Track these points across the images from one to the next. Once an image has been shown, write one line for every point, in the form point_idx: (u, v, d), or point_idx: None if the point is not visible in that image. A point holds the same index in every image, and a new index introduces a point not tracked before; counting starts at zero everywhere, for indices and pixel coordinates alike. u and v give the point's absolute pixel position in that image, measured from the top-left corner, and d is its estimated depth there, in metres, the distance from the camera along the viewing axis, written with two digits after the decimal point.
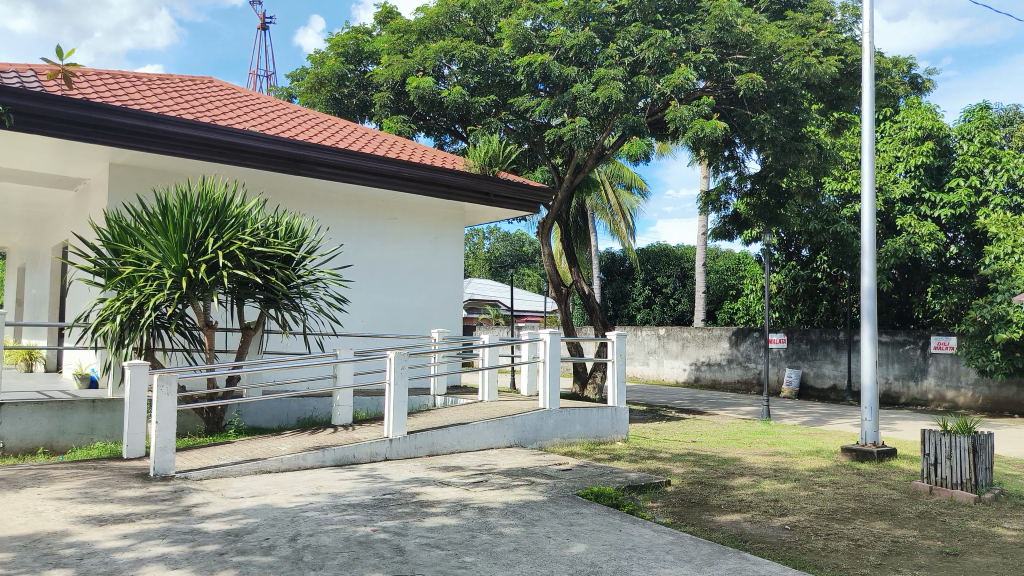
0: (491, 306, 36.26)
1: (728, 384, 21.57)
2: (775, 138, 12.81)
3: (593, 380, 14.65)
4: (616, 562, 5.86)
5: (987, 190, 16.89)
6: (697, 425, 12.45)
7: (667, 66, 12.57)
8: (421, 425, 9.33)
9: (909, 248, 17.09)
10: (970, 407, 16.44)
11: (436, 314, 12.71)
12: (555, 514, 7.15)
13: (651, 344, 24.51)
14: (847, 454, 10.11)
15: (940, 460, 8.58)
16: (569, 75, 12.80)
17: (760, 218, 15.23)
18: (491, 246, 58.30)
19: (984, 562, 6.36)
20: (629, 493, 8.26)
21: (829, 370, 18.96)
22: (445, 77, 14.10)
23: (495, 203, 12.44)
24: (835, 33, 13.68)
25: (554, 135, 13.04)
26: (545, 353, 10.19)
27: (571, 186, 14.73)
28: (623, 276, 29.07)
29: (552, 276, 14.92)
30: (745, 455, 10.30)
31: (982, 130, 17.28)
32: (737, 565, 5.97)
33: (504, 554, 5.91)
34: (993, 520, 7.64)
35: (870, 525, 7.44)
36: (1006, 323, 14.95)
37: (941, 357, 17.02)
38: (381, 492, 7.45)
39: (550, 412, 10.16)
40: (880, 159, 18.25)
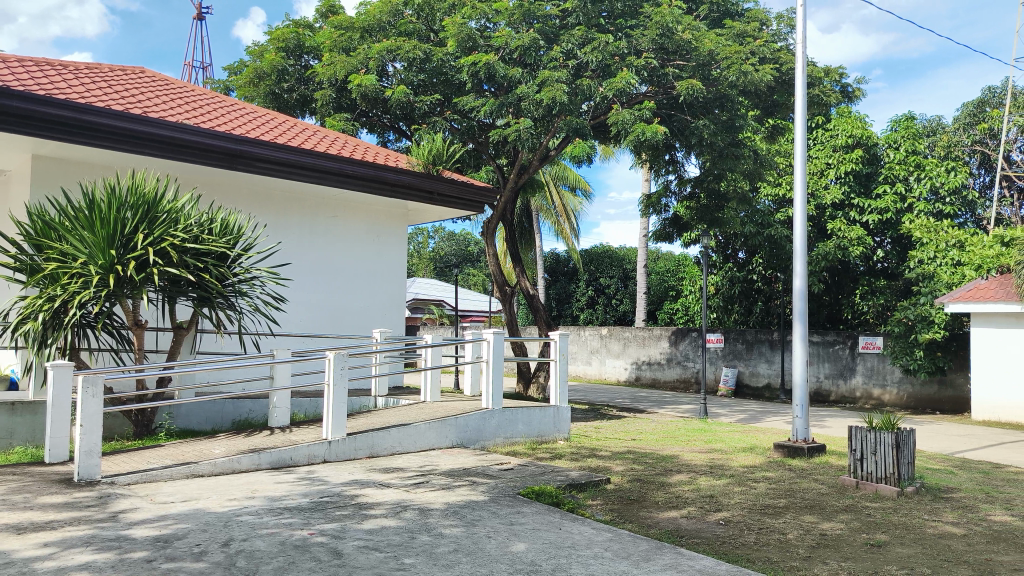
0: (435, 305, 36.10)
1: (667, 383, 21.98)
2: (714, 142, 13.07)
3: (537, 380, 14.75)
4: (555, 560, 5.88)
5: (912, 197, 17.69)
6: (637, 423, 12.64)
7: (610, 69, 12.75)
8: (361, 426, 9.20)
9: (839, 251, 17.69)
10: (895, 404, 17.10)
11: (378, 314, 12.57)
12: (496, 514, 7.14)
13: (593, 343, 24.77)
14: (780, 451, 10.39)
15: (865, 455, 8.88)
16: (513, 76, 12.81)
17: (701, 220, 15.54)
18: (435, 246, 57.93)
19: (906, 553, 6.62)
20: (569, 492, 8.31)
21: (764, 368, 19.51)
22: (389, 74, 13.99)
23: (438, 202, 12.35)
24: (771, 42, 14.11)
25: (498, 136, 13.01)
26: (488, 353, 10.17)
27: (516, 186, 14.76)
28: (567, 277, 29.36)
29: (497, 275, 14.85)
30: (683, 453, 10.49)
31: (908, 139, 18.08)
32: (673, 560, 6.05)
33: (444, 555, 5.86)
34: (915, 512, 7.96)
35: (800, 519, 7.66)
36: (928, 323, 15.73)
37: (868, 357, 17.67)
38: (319, 495, 7.30)
39: (493, 412, 10.14)
40: (813, 165, 18.79)
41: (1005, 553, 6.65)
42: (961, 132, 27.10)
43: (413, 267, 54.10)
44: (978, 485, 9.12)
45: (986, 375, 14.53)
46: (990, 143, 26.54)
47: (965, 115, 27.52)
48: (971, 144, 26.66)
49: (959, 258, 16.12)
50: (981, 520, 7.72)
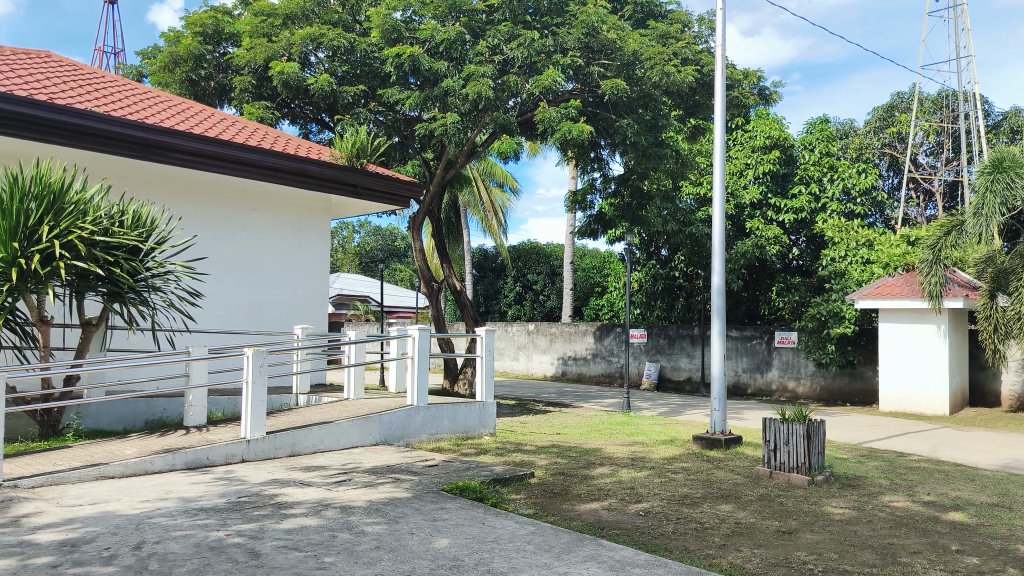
0: (361, 301, 35.65)
1: (591, 377, 22.29)
2: (638, 142, 13.27)
3: (463, 375, 14.77)
4: (478, 555, 5.90)
5: (825, 197, 18.39)
6: (562, 417, 12.78)
7: (536, 67, 12.85)
8: (281, 425, 9.01)
9: (756, 250, 18.25)
10: (809, 396, 17.75)
11: (299, 309, 12.34)
12: (419, 510, 7.11)
13: (520, 339, 24.88)
14: (698, 443, 10.67)
15: (778, 445, 9.19)
16: (439, 70, 12.73)
17: (624, 218, 15.81)
18: (361, 240, 57.05)
19: (815, 540, 6.89)
20: (493, 486, 8.34)
21: (685, 363, 19.99)
22: (311, 64, 13.74)
23: (363, 196, 12.18)
24: (693, 44, 14.46)
25: (424, 130, 12.91)
26: (413, 349, 10.12)
27: (443, 182, 14.68)
28: (495, 273, 29.54)
29: (423, 271, 14.72)
30: (605, 446, 10.66)
31: (822, 141, 18.80)
32: (593, 552, 6.14)
33: (365, 553, 5.80)
34: (824, 500, 8.31)
35: (716, 509, 7.89)
36: (839, 318, 16.42)
37: (783, 351, 18.30)
38: (236, 495, 7.13)
39: (418, 408, 10.09)
40: (732, 165, 19.20)
41: (906, 537, 6.99)
42: (872, 135, 28.23)
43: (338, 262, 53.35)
44: (883, 473, 9.57)
45: (892, 369, 15.24)
46: (898, 146, 27.82)
47: (875, 119, 28.64)
48: (881, 147, 27.87)
49: (869, 257, 16.91)
50: (885, 506, 8.11)
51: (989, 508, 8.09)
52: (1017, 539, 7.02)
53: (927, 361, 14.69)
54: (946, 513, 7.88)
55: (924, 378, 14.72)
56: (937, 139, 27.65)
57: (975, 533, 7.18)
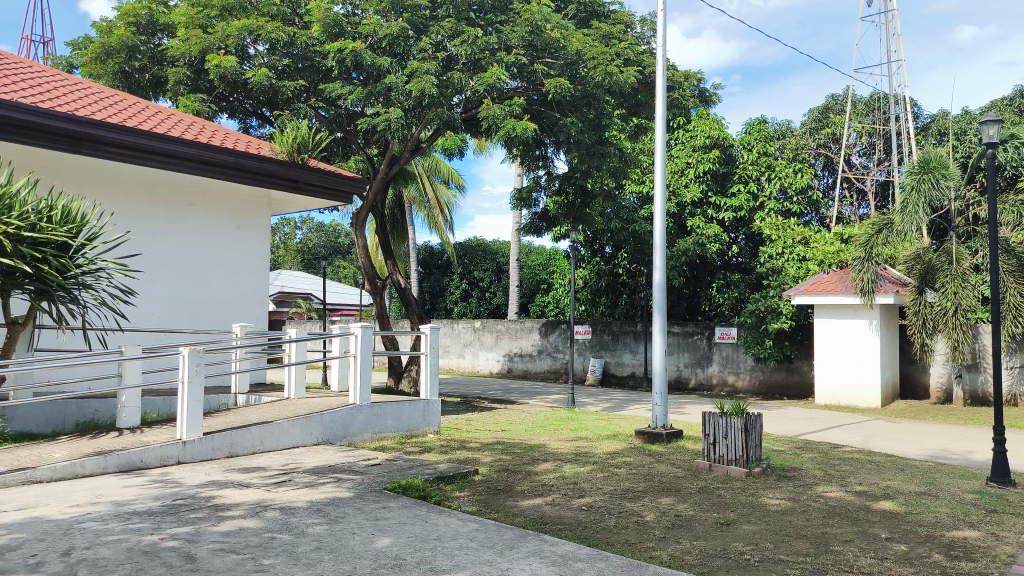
0: (302, 299, 35.11)
1: (537, 374, 22.41)
2: (581, 140, 13.40)
3: (408, 373, 14.67)
4: (420, 553, 5.88)
5: (763, 196, 18.87)
6: (507, 414, 12.82)
7: (480, 64, 12.88)
8: (219, 426, 8.83)
9: (697, 248, 18.54)
10: (747, 390, 18.19)
11: (239, 306, 12.13)
12: (361, 510, 7.04)
13: (466, 336, 24.85)
14: (640, 437, 10.84)
15: (717, 439, 9.38)
16: (381, 66, 12.65)
17: (568, 216, 15.96)
18: (304, 237, 56.08)
19: (751, 530, 7.06)
20: (437, 484, 8.32)
21: (628, 358, 20.27)
22: (250, 57, 13.47)
23: (304, 191, 12.02)
24: (635, 45, 14.65)
25: (366, 125, 12.77)
26: (356, 347, 10.03)
27: (386, 178, 14.56)
28: (441, 271, 29.48)
29: (367, 268, 14.59)
30: (549, 442, 10.74)
31: (760, 141, 19.28)
32: (536, 547, 6.18)
33: (305, 554, 5.72)
34: (761, 491, 8.52)
35: (657, 502, 8.02)
36: (776, 314, 16.86)
37: (723, 346, 18.68)
38: (172, 498, 6.95)
39: (360, 407, 10.00)
40: (674, 164, 19.43)
41: (838, 526, 7.22)
42: (808, 136, 29.02)
43: (280, 260, 52.44)
44: (817, 464, 9.86)
45: (827, 364, 15.72)
46: (833, 147, 28.65)
47: (811, 120, 29.39)
48: (816, 148, 28.71)
49: (805, 254, 17.44)
50: (819, 496, 8.35)
51: (917, 496, 8.40)
52: (943, 525, 7.31)
53: (860, 355, 15.19)
54: (877, 502, 8.16)
55: (857, 372, 15.22)
56: (869, 140, 28.60)
57: (903, 521, 7.45)
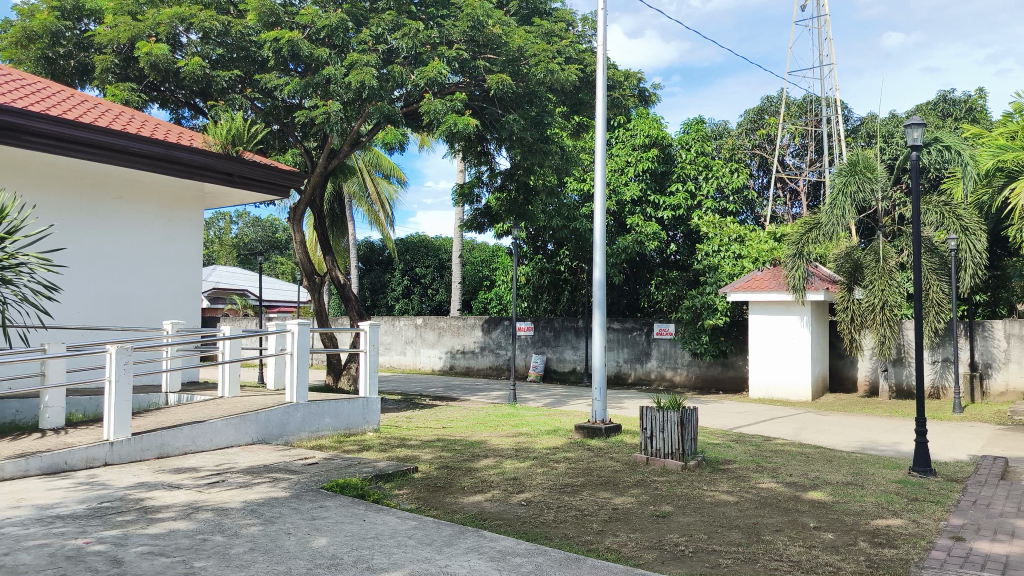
0: (239, 295, 34.43)
1: (479, 370, 22.46)
2: (523, 138, 13.42)
3: (347, 371, 14.50)
4: (357, 552, 5.81)
5: (701, 196, 19.22)
6: (448, 411, 12.79)
7: (421, 58, 12.78)
8: (149, 426, 8.57)
9: (636, 245, 18.82)
10: (685, 385, 18.56)
11: (169, 303, 11.79)
12: (297, 510, 6.92)
13: (407, 333, 24.68)
14: (580, 432, 10.95)
15: (654, 433, 9.54)
16: (320, 57, 12.44)
17: (510, 213, 16.00)
18: (239, 231, 54.81)
19: (687, 522, 7.20)
20: (376, 482, 8.24)
21: (570, 354, 20.47)
22: (182, 45, 13.11)
23: (239, 184, 11.77)
24: (576, 43, 14.79)
25: (305, 118, 12.54)
26: (293, 345, 9.86)
27: (325, 172, 14.33)
28: (382, 267, 29.24)
29: (305, 263, 14.35)
30: (490, 438, 10.75)
31: (698, 141, 19.57)
32: (475, 543, 6.18)
33: (238, 556, 5.59)
34: (697, 483, 8.69)
35: (596, 496, 8.11)
36: (712, 310, 17.24)
37: (661, 342, 18.99)
38: (98, 501, 6.72)
39: (297, 406, 9.85)
40: (614, 163, 19.62)
41: (770, 516, 7.42)
42: (744, 136, 29.75)
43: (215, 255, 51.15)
44: (750, 456, 10.11)
45: (762, 359, 16.14)
46: (768, 147, 29.41)
47: (747, 121, 30.13)
48: (751, 148, 29.46)
49: (740, 252, 17.86)
50: (753, 488, 8.56)
51: (844, 486, 8.70)
52: (868, 514, 7.58)
53: (792, 350, 15.64)
54: (806, 493, 8.41)
55: (789, 366, 15.67)
56: (802, 142, 29.46)
57: (831, 510, 7.70)
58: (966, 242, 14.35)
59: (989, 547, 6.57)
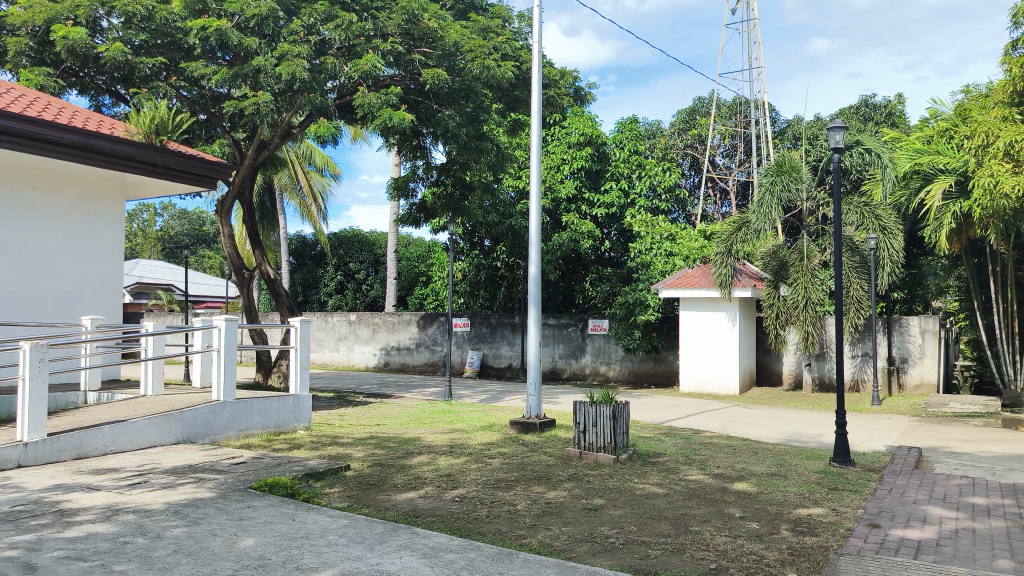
0: (163, 289, 33.35)
1: (415, 367, 22.36)
2: (458, 134, 13.34)
3: (278, 368, 14.25)
4: (286, 552, 5.71)
5: (634, 194, 19.50)
6: (381, 408, 12.68)
7: (355, 50, 12.64)
8: (66, 426, 8.21)
9: (571, 243, 19.03)
10: (618, 380, 18.88)
11: (88, 298, 11.34)
12: (224, 510, 6.75)
13: (340, 330, 24.33)
14: (515, 427, 11.01)
15: (587, 427, 9.66)
16: (248, 46, 12.16)
17: (447, 208, 15.93)
18: (165, 224, 53.03)
19: (618, 514, 7.31)
20: (306, 481, 8.10)
21: (505, 350, 20.59)
22: (102, 30, 12.62)
23: (163, 175, 11.41)
24: (512, 40, 14.82)
25: (233, 108, 12.22)
26: (220, 341, 9.61)
27: (255, 163, 14.00)
28: (315, 261, 28.79)
29: (234, 258, 13.99)
30: (424, 435, 10.70)
31: (631, 140, 19.84)
32: (407, 540, 6.14)
33: (160, 558, 5.42)
34: (628, 476, 8.84)
35: (529, 490, 8.16)
36: (644, 307, 17.58)
37: (596, 338, 19.25)
38: (10, 505, 6.41)
39: (225, 404, 9.60)
40: (549, 160, 19.72)
41: (697, 507, 7.60)
42: (676, 136, 30.39)
43: (138, 248, 49.36)
44: (680, 449, 10.34)
45: (692, 355, 16.51)
46: (698, 147, 30.09)
47: (679, 121, 30.74)
48: (684, 148, 30.12)
49: (671, 249, 18.19)
50: (682, 480, 8.76)
51: (769, 477, 8.99)
52: (790, 503, 7.84)
53: (720, 345, 16.06)
54: (733, 484, 8.65)
55: (718, 361, 16.08)
56: (731, 143, 30.26)
57: (755, 500, 7.94)
58: (884, 241, 14.97)
59: (903, 532, 6.87)
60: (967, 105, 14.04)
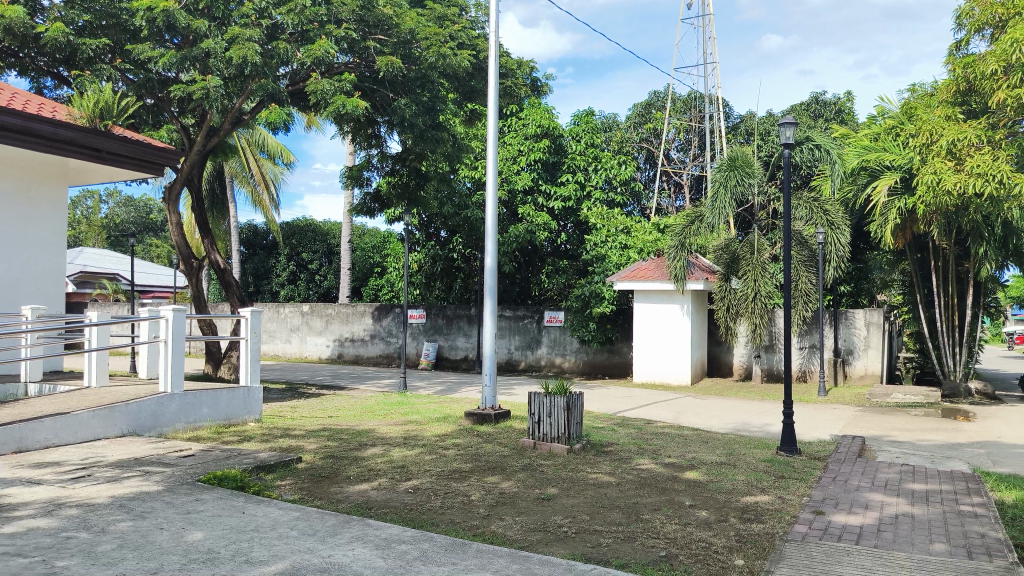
0: (109, 279, 32.44)
1: (369, 359, 22.22)
2: (414, 124, 13.24)
3: (228, 359, 14.03)
4: (235, 545, 5.63)
5: (590, 186, 19.61)
6: (335, 400, 12.57)
7: (308, 35, 12.49)
8: (5, 419, 7.95)
9: (527, 235, 19.13)
10: (573, 371, 19.04)
11: (29, 287, 10.99)
12: (171, 504, 6.63)
13: (293, 321, 24.00)
14: (470, 418, 11.01)
15: (541, 418, 9.73)
16: (198, 29, 11.91)
17: (402, 198, 15.83)
18: (110, 211, 51.51)
19: (571, 503, 7.38)
20: (257, 473, 7.99)
21: (461, 342, 20.60)
22: (43, 10, 12.23)
23: (108, 161, 11.10)
24: (469, 29, 14.75)
25: (181, 92, 11.92)
26: (167, 332, 9.41)
27: (205, 150, 13.72)
28: (266, 251, 28.40)
29: (182, 247, 13.68)
30: (378, 426, 10.65)
31: (588, 132, 19.95)
32: (359, 532, 6.11)
33: (104, 553, 5.30)
34: (581, 466, 8.93)
35: (483, 481, 8.18)
36: (600, 299, 17.77)
37: (551, 329, 19.37)
38: None
39: (172, 396, 9.41)
40: (506, 151, 19.71)
41: (648, 496, 7.72)
42: (632, 130, 30.67)
43: (81, 235, 47.88)
44: (633, 438, 10.48)
45: (645, 347, 16.71)
46: (653, 141, 30.42)
47: (635, 115, 31.00)
48: (639, 142, 30.41)
49: (626, 242, 18.38)
50: (634, 469, 8.88)
51: (718, 466, 9.17)
52: (739, 491, 8.02)
53: (673, 338, 16.30)
54: (683, 472, 8.80)
55: (670, 353, 16.32)
56: (686, 137, 30.66)
57: (705, 489, 8.09)
58: (832, 236, 15.33)
59: (845, 519, 7.08)
60: (913, 104, 14.53)
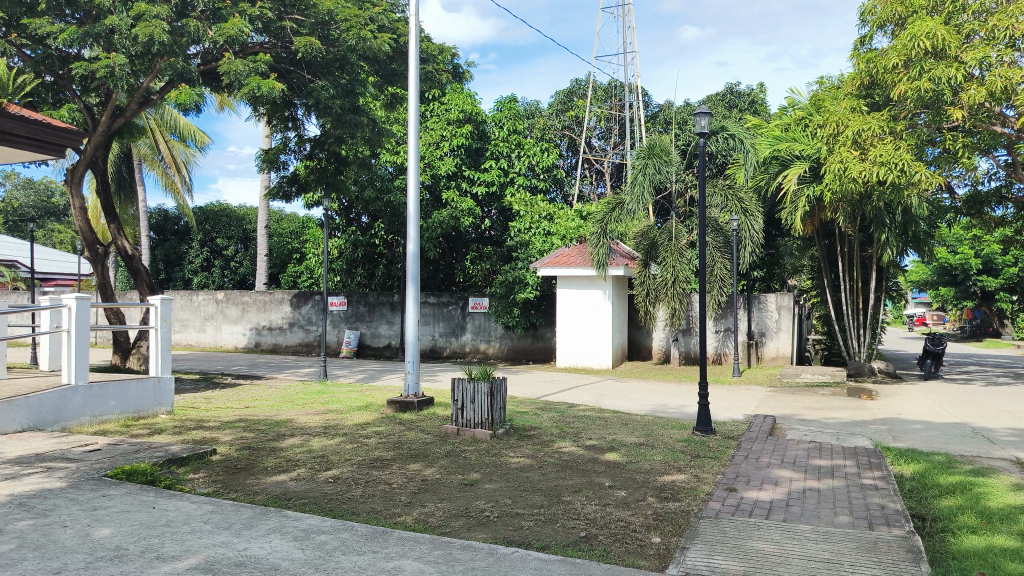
0: (6, 265, 30.62)
1: (288, 348, 21.77)
2: (331, 107, 12.94)
3: (137, 349, 13.51)
4: (145, 541, 5.45)
5: (514, 173, 19.63)
6: (251, 390, 12.26)
7: (219, 13, 12.06)
8: None
9: (452, 220, 19.07)
10: (497, 357, 19.14)
11: None
12: (75, 500, 6.35)
13: (207, 309, 23.24)
14: (392, 406, 10.93)
15: (465, 404, 9.74)
16: (101, 4, 11.34)
17: (320, 182, 15.50)
18: (7, 194, 48.45)
19: (492, 488, 7.43)
20: (168, 467, 7.73)
21: (384, 329, 20.43)
22: None
23: (2, 141, 10.42)
24: (390, 13, 14.52)
25: (83, 70, 11.31)
26: (71, 322, 8.98)
27: (110, 130, 13.10)
28: (178, 237, 27.36)
29: (85, 232, 13.02)
30: (297, 416, 10.45)
31: (510, 119, 19.91)
32: (277, 524, 6.00)
33: (2, 554, 5.04)
34: (503, 450, 9.00)
35: (405, 468, 8.14)
36: (523, 285, 17.93)
37: (475, 316, 19.41)
38: None
39: (76, 388, 8.98)
40: (429, 136, 19.52)
41: (569, 478, 7.85)
42: (554, 117, 30.87)
43: None
44: (554, 422, 10.63)
45: (568, 333, 16.92)
46: (575, 129, 30.72)
47: (557, 102, 31.21)
48: (562, 129, 30.66)
49: (549, 229, 18.53)
50: (555, 452, 9.01)
51: (637, 447, 9.39)
52: (656, 471, 8.24)
53: (594, 323, 16.58)
54: (603, 454, 8.98)
55: (592, 338, 16.60)
56: (607, 125, 31.12)
57: (624, 470, 8.28)
58: (746, 223, 15.87)
59: (756, 495, 7.37)
60: (821, 96, 15.07)
